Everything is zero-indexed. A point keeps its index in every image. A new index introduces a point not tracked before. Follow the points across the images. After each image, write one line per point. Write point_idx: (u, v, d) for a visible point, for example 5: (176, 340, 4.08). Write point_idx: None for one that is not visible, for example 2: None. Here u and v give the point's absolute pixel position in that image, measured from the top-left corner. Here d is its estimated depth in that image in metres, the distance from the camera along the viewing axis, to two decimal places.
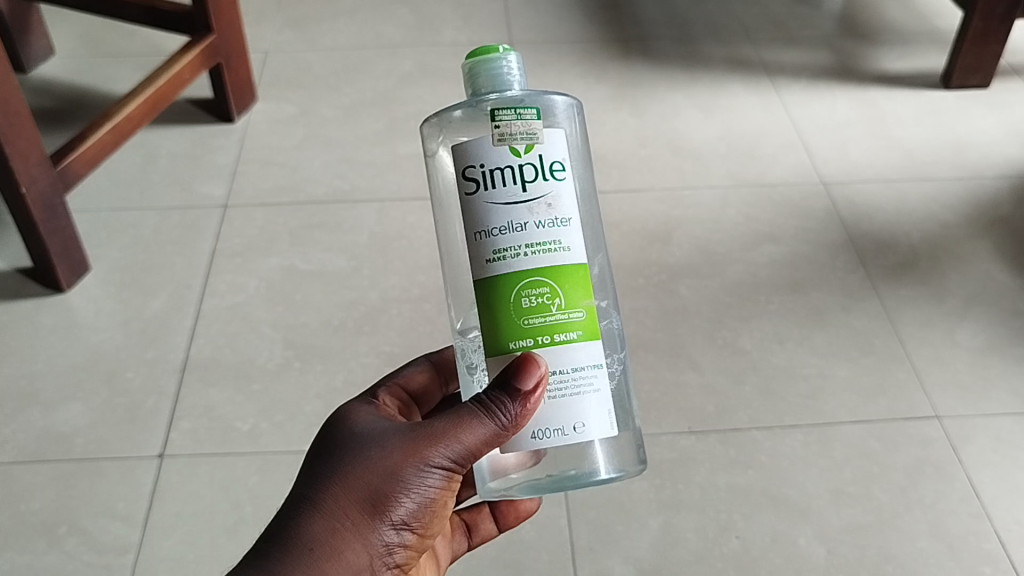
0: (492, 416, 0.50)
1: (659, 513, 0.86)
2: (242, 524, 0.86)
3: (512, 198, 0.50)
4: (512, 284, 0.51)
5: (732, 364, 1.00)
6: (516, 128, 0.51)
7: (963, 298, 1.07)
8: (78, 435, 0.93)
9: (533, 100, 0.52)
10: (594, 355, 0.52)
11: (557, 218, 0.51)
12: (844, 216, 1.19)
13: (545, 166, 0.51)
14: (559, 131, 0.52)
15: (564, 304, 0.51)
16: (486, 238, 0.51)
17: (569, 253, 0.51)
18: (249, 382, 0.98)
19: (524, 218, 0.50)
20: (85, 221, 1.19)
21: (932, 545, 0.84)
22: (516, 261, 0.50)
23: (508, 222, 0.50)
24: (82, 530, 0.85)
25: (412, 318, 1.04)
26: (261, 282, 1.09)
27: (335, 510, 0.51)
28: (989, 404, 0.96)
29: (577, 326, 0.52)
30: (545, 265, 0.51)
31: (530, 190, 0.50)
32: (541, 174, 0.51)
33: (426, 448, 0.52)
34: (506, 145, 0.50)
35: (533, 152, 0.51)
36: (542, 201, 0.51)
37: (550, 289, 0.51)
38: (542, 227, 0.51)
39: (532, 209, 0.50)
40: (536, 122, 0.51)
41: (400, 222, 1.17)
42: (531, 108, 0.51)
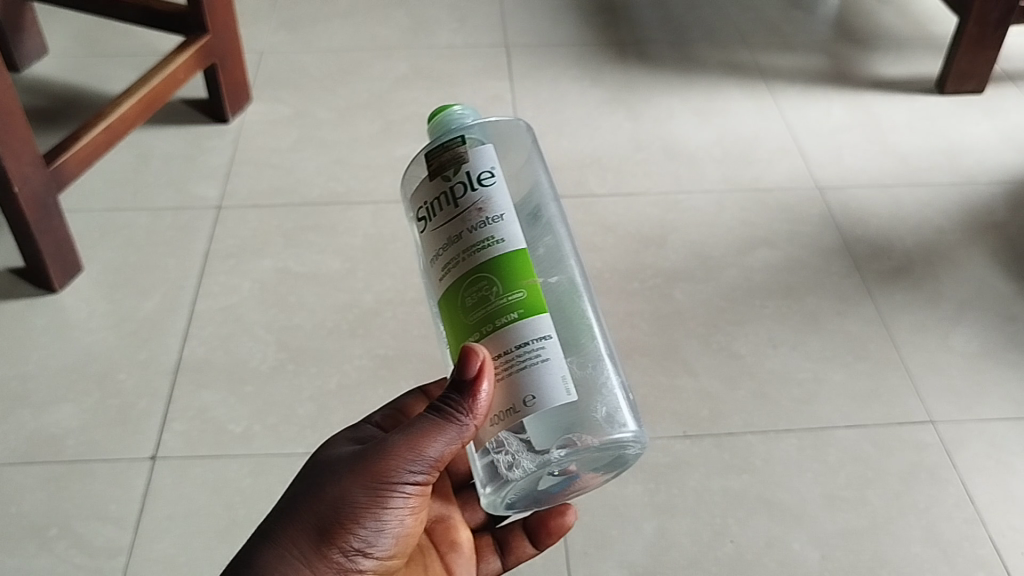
0: (448, 423, 0.54)
1: (653, 517, 0.86)
2: (234, 526, 0.85)
3: (449, 216, 0.54)
4: (456, 290, 0.53)
5: (726, 369, 0.99)
6: (444, 158, 0.56)
7: (957, 304, 1.07)
8: (69, 436, 0.92)
9: (468, 131, 0.57)
10: (540, 328, 0.52)
11: (491, 217, 0.54)
12: (839, 220, 1.19)
13: (473, 177, 0.54)
14: (488, 147, 0.56)
15: (502, 289, 0.52)
16: (437, 260, 0.55)
17: (505, 245, 0.53)
18: (242, 384, 0.97)
19: (459, 229, 0.54)
20: (78, 221, 1.18)
21: (926, 551, 0.84)
22: (458, 269, 0.53)
23: (448, 238, 0.54)
24: (72, 532, 0.85)
25: (406, 321, 1.04)
26: (255, 284, 1.09)
27: (297, 537, 0.55)
28: (983, 409, 0.96)
29: (516, 305, 0.52)
30: (480, 261, 0.53)
31: (461, 204, 0.54)
32: (469, 186, 0.54)
33: (390, 469, 0.55)
34: (439, 175, 0.55)
35: (462, 173, 0.55)
36: (473, 208, 0.54)
37: (488, 279, 0.52)
38: (476, 228, 0.53)
39: (465, 218, 0.54)
40: (463, 146, 0.56)
41: (394, 225, 1.17)
42: (458, 137, 0.56)
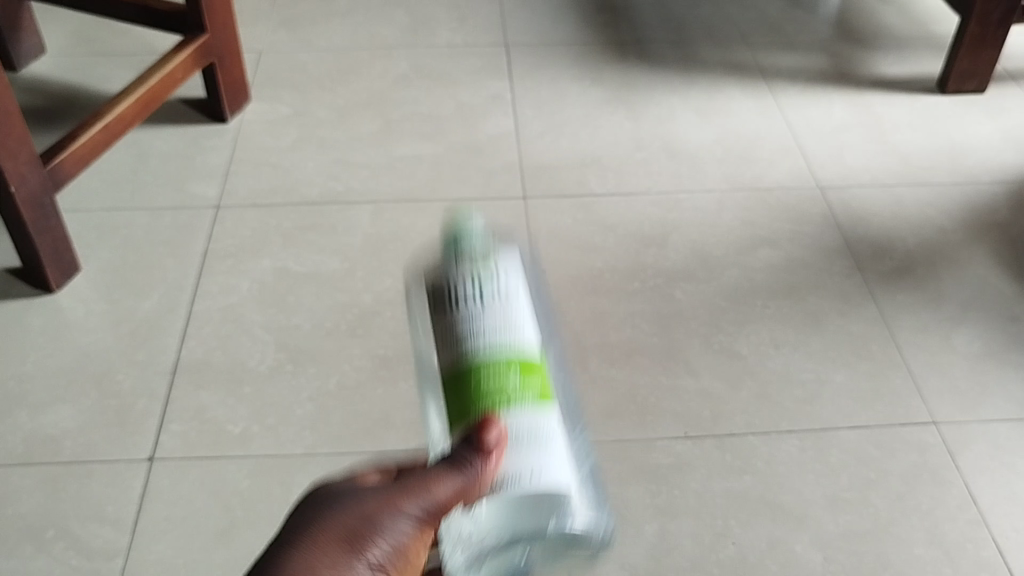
0: (469, 467, 0.46)
1: (654, 519, 0.85)
2: (232, 528, 0.84)
3: (472, 308, 0.54)
4: (468, 364, 0.51)
5: (727, 369, 0.99)
6: (471, 259, 0.56)
7: (959, 304, 1.07)
8: (66, 437, 0.92)
9: (490, 243, 0.58)
10: (549, 424, 0.50)
11: (511, 313, 0.54)
12: (840, 220, 1.18)
13: (497, 284, 0.55)
14: (511, 265, 0.57)
15: (519, 379, 0.50)
16: (447, 334, 0.53)
17: (524, 345, 0.52)
18: (240, 385, 0.97)
19: (481, 320, 0.53)
20: (76, 221, 1.18)
21: (929, 552, 0.84)
22: (473, 344, 0.52)
23: (468, 326, 0.53)
24: (69, 535, 0.84)
25: (405, 322, 1.03)
26: (253, 285, 1.08)
27: (316, 549, 0.43)
28: (985, 410, 0.95)
29: (533, 397, 0.50)
30: (501, 351, 0.51)
31: (486, 302, 0.54)
32: (493, 291, 0.55)
33: (400, 493, 0.46)
34: (465, 273, 0.55)
35: (489, 270, 0.56)
36: (497, 309, 0.54)
37: (507, 368, 0.51)
38: (498, 325, 0.53)
39: (488, 313, 0.53)
40: (490, 258, 0.57)
41: (393, 224, 1.17)
42: (485, 246, 0.57)
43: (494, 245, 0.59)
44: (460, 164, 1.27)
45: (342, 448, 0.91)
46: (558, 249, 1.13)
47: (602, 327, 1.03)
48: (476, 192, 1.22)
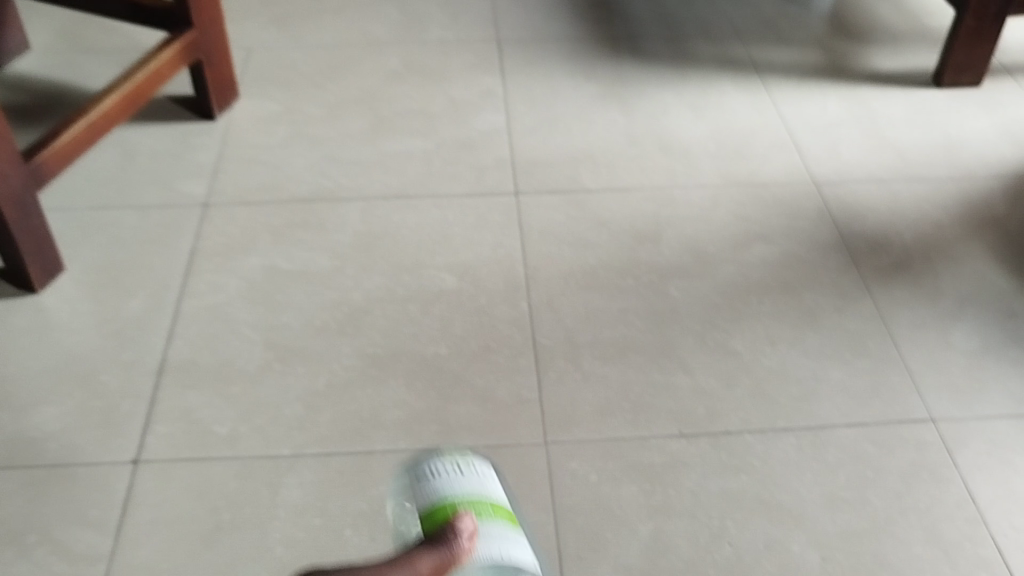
0: (440, 547, 0.63)
1: (648, 519, 0.84)
2: (218, 531, 0.83)
3: (450, 469, 0.74)
4: (445, 503, 0.70)
5: (722, 367, 0.97)
6: (452, 452, 0.80)
7: (956, 299, 1.05)
8: (49, 440, 0.90)
9: (468, 453, 0.80)
10: (516, 539, 0.70)
11: (483, 482, 0.74)
12: (836, 215, 1.17)
13: (472, 463, 0.76)
14: (482, 461, 0.78)
15: (492, 511, 0.71)
16: (423, 490, 0.72)
17: (492, 496, 0.73)
18: (228, 384, 0.95)
19: (461, 476, 0.74)
20: (60, 220, 1.16)
21: (928, 552, 0.82)
22: (452, 490, 0.71)
23: (449, 477, 0.73)
24: (51, 539, 0.82)
25: (396, 320, 1.02)
26: (241, 284, 1.06)
27: None
28: (984, 407, 0.94)
29: (504, 524, 0.70)
30: (477, 496, 0.72)
31: (467, 467, 0.75)
32: (468, 465, 0.75)
33: (394, 563, 0.60)
34: (446, 455, 0.77)
35: (466, 462, 0.76)
36: (474, 470, 0.75)
37: (484, 504, 0.71)
38: (473, 480, 0.74)
39: (466, 472, 0.74)
40: (468, 452, 0.79)
41: (383, 221, 1.15)
42: (461, 449, 0.79)
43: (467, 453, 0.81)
44: (452, 160, 1.26)
45: (331, 449, 0.89)
46: (551, 246, 1.11)
47: (596, 325, 1.02)
48: (467, 188, 1.21)
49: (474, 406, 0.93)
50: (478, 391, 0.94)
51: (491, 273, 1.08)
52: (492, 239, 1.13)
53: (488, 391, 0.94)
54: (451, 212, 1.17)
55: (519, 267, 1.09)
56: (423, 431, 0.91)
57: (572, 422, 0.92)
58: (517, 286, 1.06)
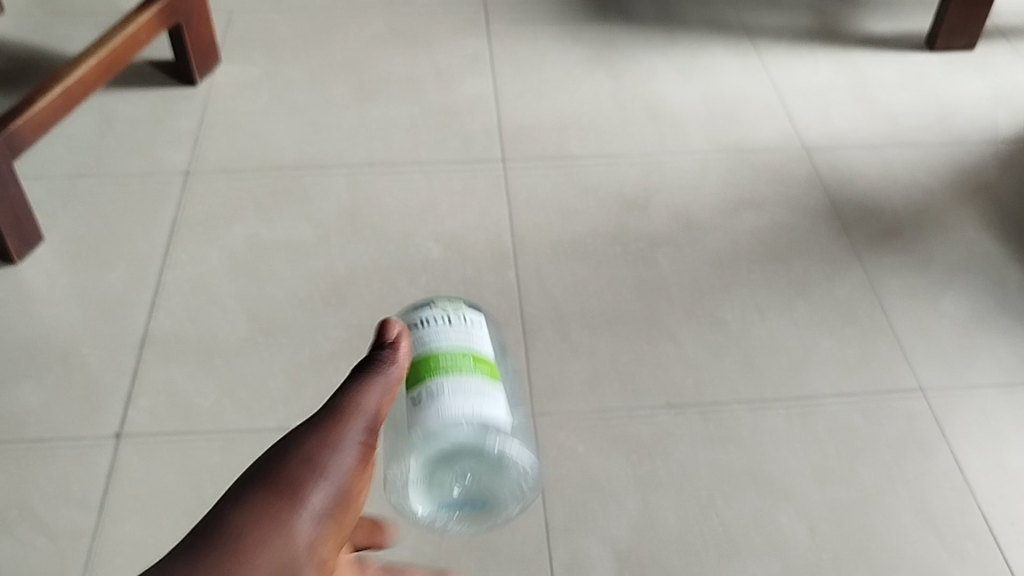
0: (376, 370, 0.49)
1: (636, 491, 0.83)
2: (203, 506, 0.82)
3: (436, 323, 0.66)
4: (429, 353, 0.64)
5: (711, 336, 0.97)
6: (446, 305, 0.69)
7: (947, 267, 1.05)
8: (30, 414, 0.89)
9: (465, 311, 0.69)
10: (487, 390, 0.63)
11: (473, 332, 0.67)
12: (827, 182, 1.16)
13: (461, 315, 0.68)
14: (479, 316, 0.70)
15: (469, 363, 0.64)
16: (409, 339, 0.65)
17: (479, 344, 0.67)
18: (211, 357, 0.94)
19: (446, 324, 0.66)
20: (38, 189, 1.14)
21: (915, 523, 0.82)
22: (431, 344, 0.64)
23: (431, 320, 0.66)
24: (33, 515, 0.81)
25: (381, 290, 1.00)
26: (224, 254, 1.05)
27: (248, 499, 0.40)
28: (973, 376, 0.94)
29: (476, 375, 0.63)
30: (457, 341, 0.65)
31: (454, 322, 0.67)
32: (451, 318, 0.67)
33: (333, 418, 0.45)
34: (436, 308, 0.68)
35: (457, 309, 0.68)
36: (462, 326, 0.67)
37: (462, 356, 0.64)
38: (450, 329, 0.66)
39: (453, 326, 0.66)
40: (461, 306, 0.70)
41: (368, 190, 1.13)
42: (457, 302, 0.70)
43: (465, 308, 0.70)
44: (438, 127, 1.23)
45: None
46: (538, 214, 1.10)
47: (583, 294, 1.01)
48: (453, 155, 1.19)
49: None
50: None
51: (478, 243, 1.06)
52: (479, 207, 1.11)
53: None
54: (436, 180, 1.15)
55: (506, 236, 1.07)
56: None
57: (560, 394, 0.91)
58: (504, 255, 1.05)
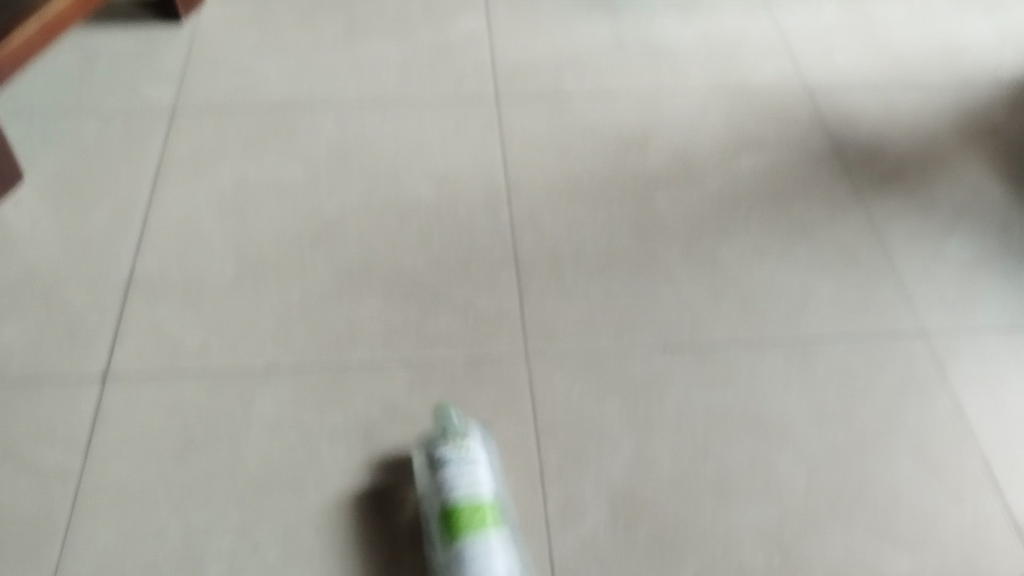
0: None
1: (632, 434, 0.82)
2: (191, 448, 0.80)
3: (458, 461, 0.74)
4: (462, 496, 0.72)
5: (710, 278, 0.95)
6: (460, 434, 0.76)
7: (951, 210, 1.03)
8: (14, 356, 0.87)
9: (471, 431, 0.77)
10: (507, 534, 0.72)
11: (483, 476, 0.74)
12: (829, 123, 1.13)
13: (471, 455, 0.74)
14: (479, 440, 0.77)
15: (493, 515, 0.72)
16: (436, 471, 0.74)
17: (490, 489, 0.73)
18: (199, 298, 0.92)
19: (468, 472, 0.73)
20: (19, 127, 1.10)
21: (914, 467, 0.81)
22: (459, 484, 0.72)
23: (455, 471, 0.73)
24: (19, 457, 0.80)
25: (372, 231, 0.98)
26: (211, 194, 1.02)
27: None
28: (976, 320, 0.92)
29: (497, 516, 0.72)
30: (478, 492, 0.72)
31: (470, 445, 0.75)
32: (468, 456, 0.74)
33: None
34: (453, 440, 0.75)
35: (468, 438, 0.76)
36: (479, 468, 0.74)
37: (485, 505, 0.72)
38: (473, 467, 0.74)
39: (473, 470, 0.73)
40: (467, 434, 0.77)
41: (359, 129, 1.10)
42: (466, 427, 0.78)
43: (465, 427, 0.78)
44: (431, 65, 1.20)
45: (307, 364, 0.86)
46: (533, 154, 1.07)
47: (580, 236, 0.98)
48: (446, 93, 1.16)
49: (454, 319, 0.90)
50: (458, 304, 0.91)
51: (471, 183, 1.04)
52: (472, 147, 1.08)
53: (469, 305, 0.91)
54: (429, 118, 1.12)
55: (501, 176, 1.05)
56: (401, 344, 0.88)
57: (555, 337, 0.89)
58: (499, 196, 1.02)
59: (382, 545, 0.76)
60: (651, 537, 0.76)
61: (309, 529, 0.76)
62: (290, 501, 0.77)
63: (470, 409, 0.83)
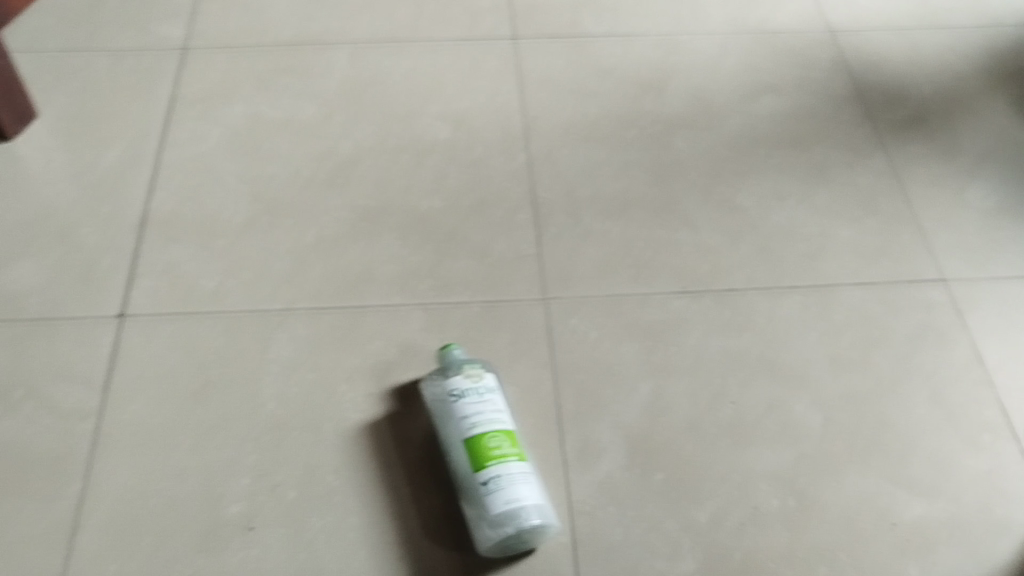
0: None
1: (649, 377, 0.82)
2: (209, 387, 0.81)
3: (472, 398, 0.73)
4: (480, 435, 0.71)
5: (729, 222, 0.94)
6: (473, 370, 0.76)
7: (974, 155, 1.01)
8: (30, 294, 0.87)
9: (484, 368, 0.77)
10: (528, 468, 0.72)
11: (499, 411, 0.74)
12: (851, 66, 1.11)
13: (485, 393, 0.74)
14: (492, 376, 0.76)
15: (511, 447, 0.72)
16: (452, 407, 0.74)
17: (506, 423, 0.73)
18: (214, 238, 0.91)
19: (483, 408, 0.73)
20: (29, 63, 1.09)
21: (931, 413, 0.81)
22: (476, 419, 0.72)
23: (470, 409, 0.73)
24: (39, 394, 0.80)
25: (388, 172, 0.97)
26: (225, 132, 1.01)
27: None
28: (997, 267, 0.91)
29: (516, 450, 0.72)
30: (497, 427, 0.72)
31: (482, 381, 0.75)
32: (482, 394, 0.74)
33: None
34: (466, 376, 0.75)
35: (482, 374, 0.76)
36: (493, 404, 0.74)
37: (504, 439, 0.72)
38: (487, 404, 0.73)
39: (488, 407, 0.73)
40: (480, 371, 0.76)
41: (373, 67, 1.09)
42: (477, 363, 0.77)
43: (475, 363, 0.77)
44: (446, 3, 1.18)
45: (324, 305, 0.86)
46: (551, 95, 1.06)
47: (597, 179, 0.97)
48: (462, 32, 1.14)
49: (471, 262, 0.90)
50: (475, 247, 0.91)
51: (487, 124, 1.02)
52: (488, 87, 1.07)
53: (485, 247, 0.91)
54: (445, 58, 1.10)
55: (518, 117, 1.03)
56: (418, 286, 0.88)
57: (572, 280, 0.89)
58: (516, 137, 1.01)
59: (409, 496, 0.75)
60: (667, 480, 0.76)
61: (327, 468, 0.76)
62: (308, 441, 0.78)
63: (487, 352, 0.83)
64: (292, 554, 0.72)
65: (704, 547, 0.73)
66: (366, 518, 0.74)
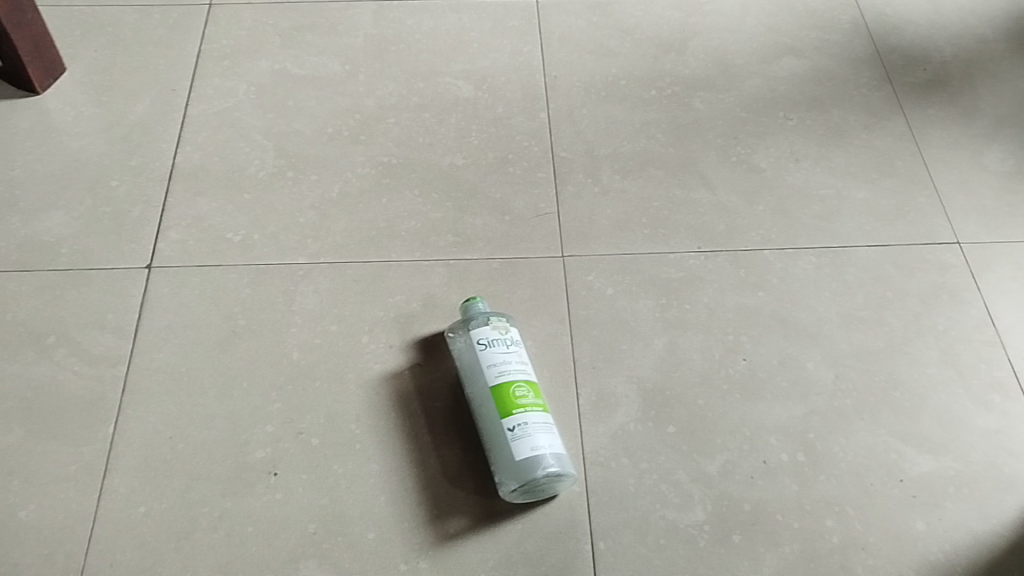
0: None
1: (664, 333, 0.84)
2: (234, 337, 0.83)
3: (499, 348, 0.76)
4: (507, 383, 0.74)
5: (746, 183, 0.95)
6: (498, 322, 0.78)
7: (993, 119, 1.01)
8: (62, 245, 0.89)
9: (508, 321, 0.79)
10: (549, 418, 0.74)
11: (525, 363, 0.76)
12: (873, 28, 1.11)
13: (512, 344, 0.77)
14: (516, 330, 0.79)
15: (535, 397, 0.74)
16: (480, 355, 0.76)
17: (531, 374, 0.76)
18: (239, 192, 0.93)
19: (510, 358, 0.75)
20: (58, 18, 1.10)
21: (942, 372, 0.83)
22: (505, 368, 0.75)
23: (498, 358, 0.75)
24: (70, 341, 0.83)
25: (410, 129, 0.99)
26: (250, 88, 1.02)
27: None
28: (1012, 230, 0.92)
29: (540, 400, 0.74)
30: (523, 377, 0.75)
31: (509, 333, 0.77)
32: (509, 345, 0.76)
33: None
34: (493, 327, 0.77)
35: (508, 327, 0.78)
36: (519, 355, 0.76)
37: (529, 389, 0.74)
38: (514, 355, 0.76)
39: (515, 357, 0.76)
40: (505, 323, 0.78)
41: (397, 25, 1.09)
42: (501, 316, 0.79)
43: (500, 316, 0.79)
44: None
45: (346, 258, 0.88)
46: (572, 55, 1.06)
47: (617, 138, 0.98)
48: None
49: (491, 219, 0.91)
50: (495, 204, 0.92)
51: (509, 82, 1.03)
52: (510, 46, 1.07)
53: (505, 204, 0.92)
54: (467, 17, 1.11)
55: (539, 76, 1.04)
56: (438, 242, 0.89)
57: (589, 237, 0.90)
58: (536, 96, 1.02)
59: (431, 445, 0.77)
60: (679, 433, 0.78)
61: (349, 416, 0.79)
62: (331, 389, 0.80)
63: (506, 306, 0.85)
64: (315, 497, 0.75)
65: (714, 498, 0.75)
66: (387, 463, 0.76)
